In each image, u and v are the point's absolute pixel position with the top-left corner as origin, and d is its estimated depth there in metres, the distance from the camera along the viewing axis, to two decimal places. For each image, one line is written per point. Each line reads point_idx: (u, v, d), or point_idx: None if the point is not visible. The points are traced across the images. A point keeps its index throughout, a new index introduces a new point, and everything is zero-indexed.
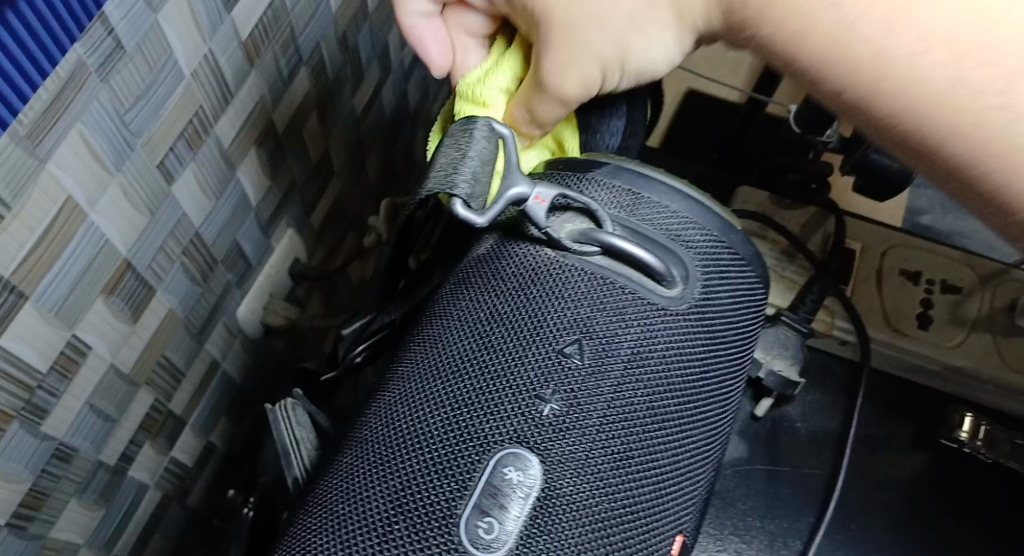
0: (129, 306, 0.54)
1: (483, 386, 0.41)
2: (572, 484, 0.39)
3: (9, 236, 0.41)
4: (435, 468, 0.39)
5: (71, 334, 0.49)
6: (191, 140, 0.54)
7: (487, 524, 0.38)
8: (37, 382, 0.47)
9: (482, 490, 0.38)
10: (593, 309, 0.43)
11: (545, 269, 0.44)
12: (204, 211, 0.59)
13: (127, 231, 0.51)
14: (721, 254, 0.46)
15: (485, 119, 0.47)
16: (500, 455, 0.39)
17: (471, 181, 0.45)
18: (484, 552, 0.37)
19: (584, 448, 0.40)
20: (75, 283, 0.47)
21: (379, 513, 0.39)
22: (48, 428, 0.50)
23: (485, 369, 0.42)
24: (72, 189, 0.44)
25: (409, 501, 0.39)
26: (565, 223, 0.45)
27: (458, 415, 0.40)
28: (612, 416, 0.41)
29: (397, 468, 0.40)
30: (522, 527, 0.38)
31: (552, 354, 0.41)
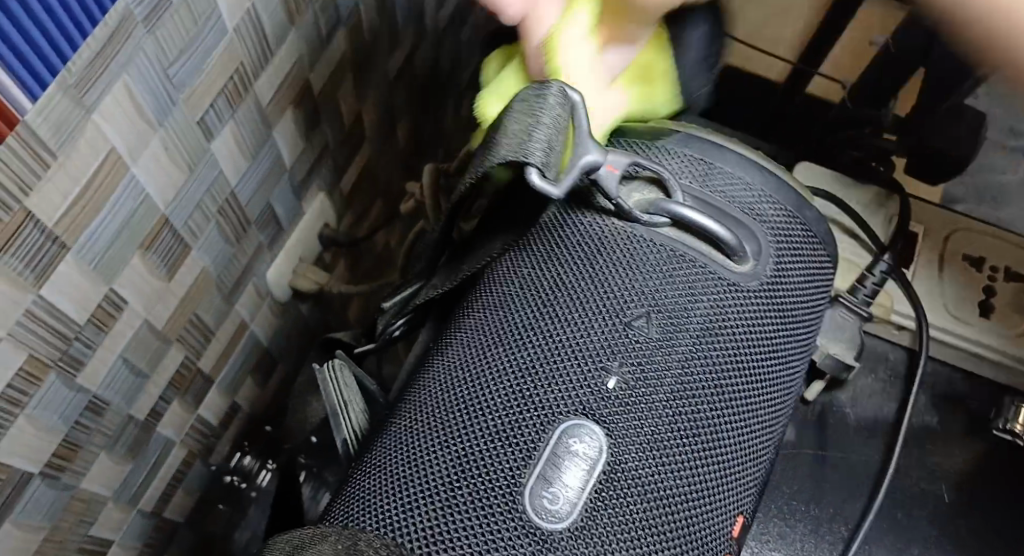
0: (165, 263, 0.54)
1: (550, 357, 0.42)
2: (637, 459, 0.40)
3: (55, 186, 0.41)
4: (500, 435, 0.40)
5: (108, 288, 0.48)
6: (231, 96, 0.54)
7: (552, 494, 0.38)
8: (73, 336, 0.47)
9: (547, 460, 0.39)
10: (662, 284, 0.43)
11: (614, 241, 0.44)
12: (240, 169, 0.59)
13: (167, 187, 0.50)
14: (795, 230, 0.47)
15: (559, 83, 0.44)
16: (565, 426, 0.40)
17: (544, 149, 0.43)
18: (549, 522, 0.38)
19: (649, 423, 0.41)
20: (114, 236, 0.47)
21: (443, 477, 0.40)
22: (82, 381, 0.50)
23: (552, 339, 0.42)
24: (115, 141, 0.44)
25: (474, 468, 0.40)
26: (632, 192, 0.45)
27: (525, 384, 0.41)
28: (677, 391, 0.41)
29: (463, 433, 0.41)
30: (587, 499, 0.39)
31: (619, 327, 0.42)
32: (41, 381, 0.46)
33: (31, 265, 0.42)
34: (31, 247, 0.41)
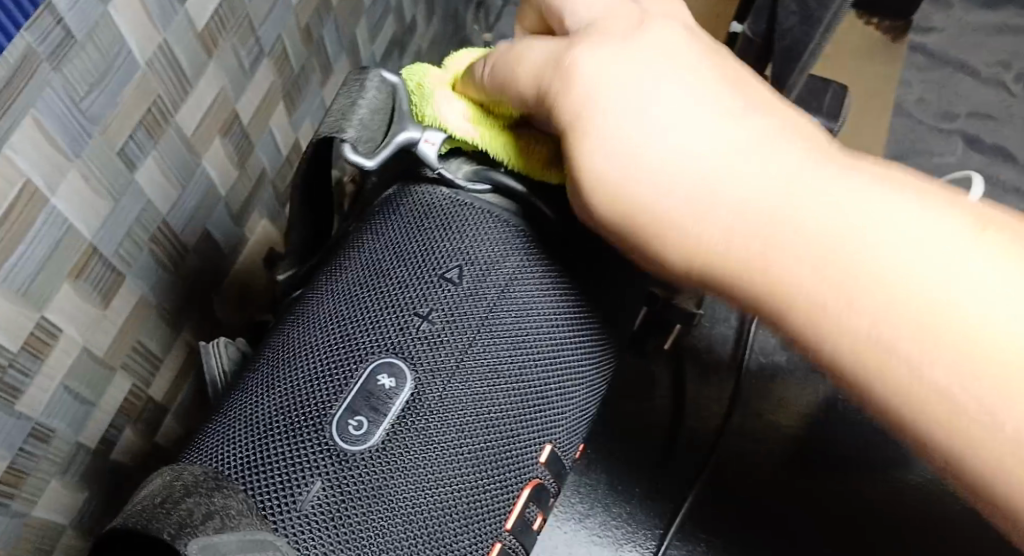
0: (98, 291, 0.56)
1: (376, 306, 0.51)
2: (440, 389, 0.49)
3: None
4: (323, 374, 0.48)
5: (39, 316, 0.51)
6: (151, 127, 0.57)
7: (358, 422, 0.47)
8: (5, 363, 0.50)
9: (357, 393, 0.47)
10: (476, 243, 0.53)
11: (440, 206, 0.55)
12: (169, 198, 0.61)
13: (91, 217, 0.53)
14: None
15: (376, 71, 0.57)
16: (376, 362, 0.48)
17: (359, 127, 0.55)
18: (353, 444, 0.46)
19: (451, 359, 0.49)
20: (41, 265, 0.50)
21: (270, 417, 0.47)
22: (22, 407, 0.52)
23: (380, 289, 0.52)
24: (30, 173, 0.47)
25: (299, 406, 0.47)
26: (460, 165, 0.57)
27: (353, 330, 0.50)
28: (480, 328, 0.51)
29: (297, 382, 0.48)
30: (388, 429, 0.47)
31: (435, 275, 0.52)
32: None
33: None
34: None
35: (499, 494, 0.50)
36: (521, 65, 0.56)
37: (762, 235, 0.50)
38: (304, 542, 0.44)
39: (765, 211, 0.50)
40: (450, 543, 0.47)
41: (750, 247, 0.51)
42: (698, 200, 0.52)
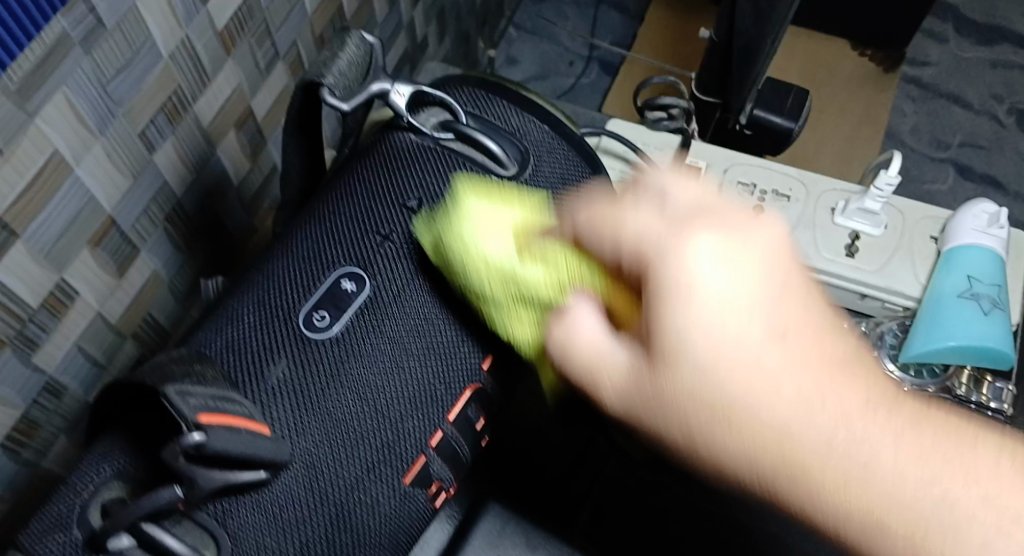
0: (115, 261, 0.61)
1: (344, 225, 0.55)
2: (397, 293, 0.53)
3: (2, 178, 0.49)
4: (295, 275, 0.53)
5: (60, 277, 0.56)
6: (170, 116, 0.62)
7: (324, 314, 0.51)
8: (27, 318, 0.54)
9: (322, 292, 0.52)
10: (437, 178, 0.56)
11: (406, 148, 0.58)
12: (183, 182, 0.67)
13: (111, 190, 0.58)
14: (554, 146, 0.60)
15: (357, 32, 0.59)
16: (340, 270, 0.53)
17: (336, 76, 0.57)
18: (316, 333, 0.51)
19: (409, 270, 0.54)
20: (64, 230, 0.55)
21: (247, 311, 0.52)
22: (40, 361, 0.57)
23: (350, 213, 0.55)
24: (59, 145, 0.52)
25: (269, 301, 0.52)
26: (430, 116, 0.59)
27: (324, 243, 0.54)
28: None
29: (277, 280, 0.53)
30: (346, 322, 0.52)
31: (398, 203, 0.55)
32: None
33: None
34: None
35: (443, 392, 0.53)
36: (596, 236, 0.50)
37: (792, 454, 0.44)
38: (269, 409, 0.49)
39: (796, 451, 0.44)
40: (396, 425, 0.51)
41: (781, 424, 0.44)
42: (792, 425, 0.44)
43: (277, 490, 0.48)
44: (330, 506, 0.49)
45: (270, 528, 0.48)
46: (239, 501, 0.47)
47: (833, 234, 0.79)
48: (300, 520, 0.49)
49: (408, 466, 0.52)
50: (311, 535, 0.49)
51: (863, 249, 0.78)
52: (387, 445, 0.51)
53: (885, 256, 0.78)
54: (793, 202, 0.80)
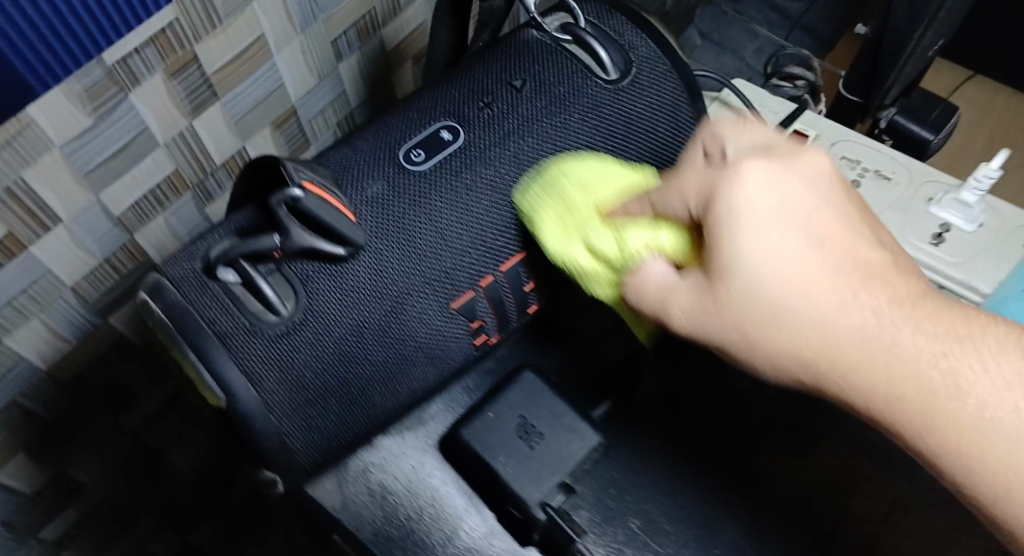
0: (287, 147, 0.71)
1: (460, 89, 0.59)
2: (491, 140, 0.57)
3: (217, 44, 0.57)
4: (410, 117, 0.58)
5: (241, 145, 0.65)
6: (359, 33, 0.70)
7: (423, 152, 0.56)
8: (208, 172, 0.64)
9: (427, 134, 0.57)
10: (548, 68, 0.60)
11: (525, 43, 0.62)
12: (359, 97, 0.75)
13: (298, 84, 0.67)
14: (659, 64, 0.62)
15: None
16: (444, 121, 0.57)
17: None
18: (414, 165, 0.56)
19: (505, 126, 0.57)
20: (253, 105, 0.64)
21: (361, 140, 0.57)
22: (210, 211, 0.66)
23: (467, 81, 0.60)
24: (267, 31, 0.60)
25: (384, 134, 0.57)
26: (552, 20, 0.63)
27: (442, 99, 0.59)
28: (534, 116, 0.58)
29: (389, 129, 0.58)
30: (442, 160, 0.56)
31: (507, 81, 0.59)
32: (182, 192, 0.63)
33: (190, 96, 0.58)
34: (193, 83, 0.57)
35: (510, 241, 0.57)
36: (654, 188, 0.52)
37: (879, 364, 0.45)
38: (356, 212, 0.54)
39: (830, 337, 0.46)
40: (460, 254, 0.55)
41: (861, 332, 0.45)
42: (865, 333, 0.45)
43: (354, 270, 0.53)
44: (390, 300, 0.54)
45: (340, 300, 0.52)
46: (320, 272, 0.52)
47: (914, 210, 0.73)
48: (363, 303, 0.53)
49: (458, 292, 0.56)
50: (367, 319, 0.53)
51: (952, 242, 0.71)
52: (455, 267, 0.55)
53: (973, 252, 0.71)
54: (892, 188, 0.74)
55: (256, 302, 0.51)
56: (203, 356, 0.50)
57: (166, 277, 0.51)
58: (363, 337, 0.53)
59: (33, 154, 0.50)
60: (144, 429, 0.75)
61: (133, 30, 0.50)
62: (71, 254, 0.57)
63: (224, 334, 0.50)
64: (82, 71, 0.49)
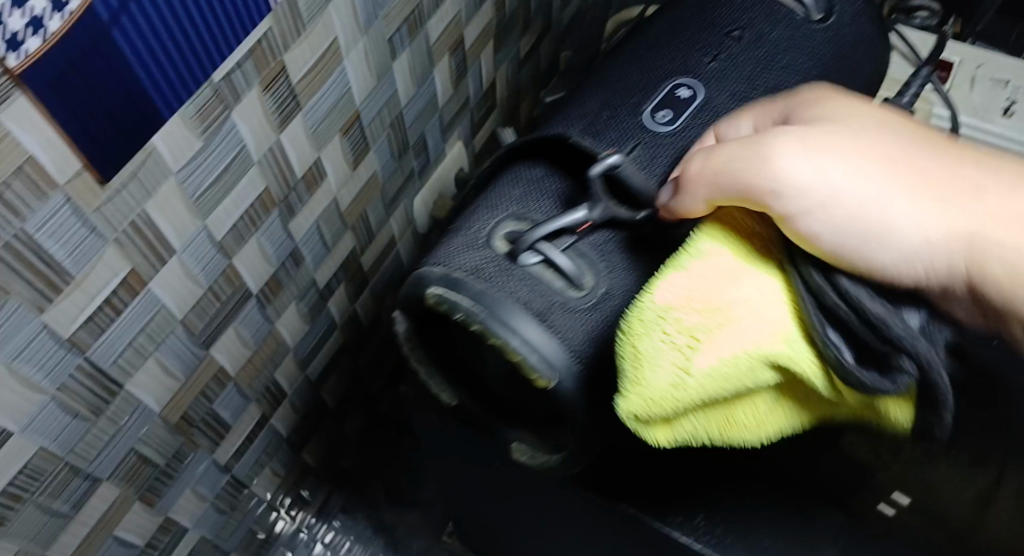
0: (353, 153, 0.68)
1: (672, 50, 0.57)
2: (723, 97, 0.55)
3: (301, 51, 0.55)
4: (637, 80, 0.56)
5: (318, 156, 0.63)
6: (409, 29, 0.67)
7: (667, 113, 0.53)
8: (291, 187, 0.62)
9: (662, 96, 0.54)
10: (753, 20, 0.58)
11: None
12: (409, 95, 0.73)
13: (362, 88, 0.65)
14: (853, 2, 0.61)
15: None
16: (673, 84, 0.55)
17: None
18: (661, 126, 0.53)
19: (733, 91, 0.55)
20: (328, 112, 0.62)
21: (594, 107, 0.54)
22: (292, 228, 0.65)
23: (674, 43, 0.57)
24: (338, 32, 0.58)
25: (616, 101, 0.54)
26: None
27: (657, 61, 0.57)
28: (754, 76, 0.56)
29: (618, 89, 0.56)
30: (689, 118, 0.53)
31: (707, 47, 0.57)
32: (269, 211, 0.61)
33: (278, 110, 0.55)
34: (282, 95, 0.55)
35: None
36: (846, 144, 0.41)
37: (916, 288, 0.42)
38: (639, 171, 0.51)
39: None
40: None
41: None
42: None
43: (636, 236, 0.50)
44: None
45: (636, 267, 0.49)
46: (606, 245, 0.50)
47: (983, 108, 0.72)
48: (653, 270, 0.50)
49: None
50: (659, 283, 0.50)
51: None
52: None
53: None
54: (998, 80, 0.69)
55: (557, 280, 0.48)
56: (527, 330, 0.46)
57: (451, 269, 0.48)
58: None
59: (153, 183, 0.48)
60: (232, 461, 0.76)
61: (237, 44, 0.48)
62: (180, 284, 0.55)
63: (539, 312, 0.46)
64: (195, 94, 0.47)
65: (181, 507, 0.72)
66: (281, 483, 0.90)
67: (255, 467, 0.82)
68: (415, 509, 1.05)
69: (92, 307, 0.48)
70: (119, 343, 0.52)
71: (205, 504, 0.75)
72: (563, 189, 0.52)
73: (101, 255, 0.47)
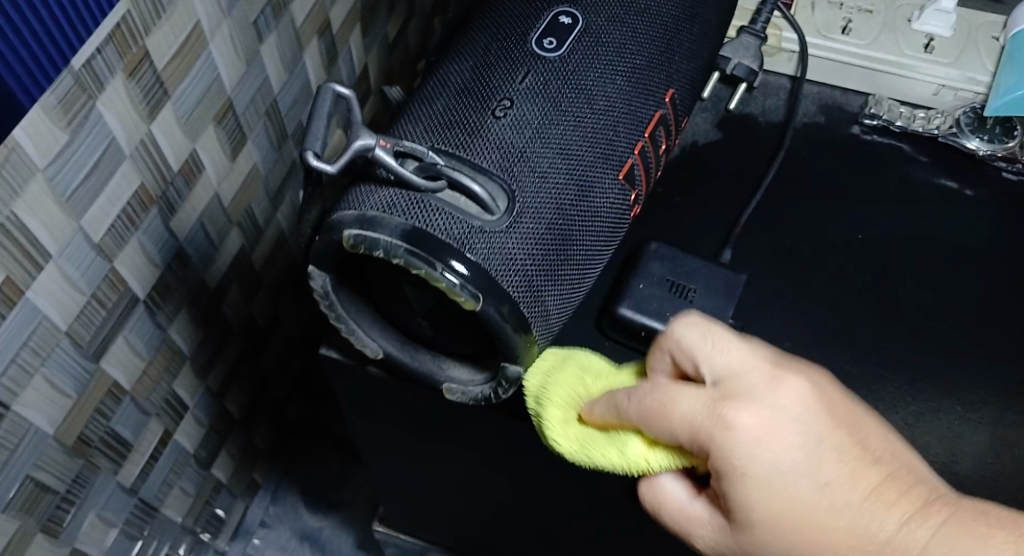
0: (230, 143, 0.66)
1: None
2: (604, 21, 0.50)
3: (163, 34, 0.53)
4: (510, 16, 0.51)
5: (193, 147, 0.61)
6: (274, 11, 0.65)
7: (553, 39, 0.49)
8: (169, 181, 0.59)
9: (541, 27, 0.49)
10: None
11: None
12: (281, 82, 0.71)
13: (231, 74, 0.63)
14: None
15: None
16: (551, 14, 0.50)
17: None
18: (546, 55, 0.48)
19: (610, 10, 0.50)
20: (198, 101, 0.59)
21: (471, 56, 0.49)
22: (176, 225, 0.63)
23: None
24: (201, 15, 0.56)
25: (493, 47, 0.49)
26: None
27: None
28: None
29: (501, 21, 0.50)
30: (570, 48, 0.48)
31: None
32: (149, 208, 0.58)
33: (146, 99, 0.53)
34: (148, 82, 0.53)
35: (658, 82, 0.51)
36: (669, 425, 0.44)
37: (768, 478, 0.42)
38: (525, 112, 0.46)
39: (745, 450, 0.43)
40: (614, 128, 0.48)
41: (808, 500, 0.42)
42: (775, 474, 0.42)
43: (526, 140, 0.45)
44: (579, 177, 0.47)
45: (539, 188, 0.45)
46: (505, 157, 0.45)
47: (914, 40, 0.69)
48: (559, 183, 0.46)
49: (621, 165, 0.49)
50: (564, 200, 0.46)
51: None
52: (625, 116, 0.49)
53: None
54: (875, 15, 0.70)
55: (465, 203, 0.44)
56: (455, 265, 0.42)
57: (364, 209, 0.43)
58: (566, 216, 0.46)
59: (19, 182, 0.45)
60: (138, 482, 0.72)
61: (95, 27, 0.46)
62: (62, 291, 0.52)
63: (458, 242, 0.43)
64: (55, 81, 0.45)
65: (89, 535, 0.68)
66: (193, 505, 0.86)
67: (164, 489, 0.78)
68: (338, 511, 1.04)
69: None
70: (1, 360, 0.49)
71: (114, 530, 0.72)
72: (450, 105, 0.47)
73: None
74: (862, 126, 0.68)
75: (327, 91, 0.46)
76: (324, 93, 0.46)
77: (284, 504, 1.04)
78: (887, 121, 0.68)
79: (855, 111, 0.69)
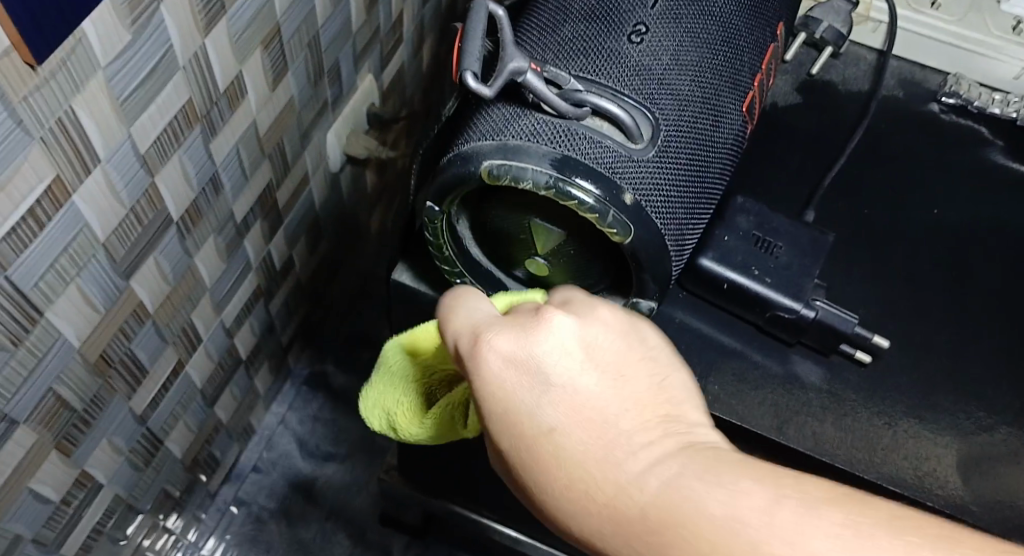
0: (272, 72, 0.65)
1: None
2: None
3: None
4: None
5: (239, 70, 0.59)
6: None
7: None
8: (214, 101, 0.58)
9: None
10: None
11: None
12: (326, 15, 0.70)
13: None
14: None
15: None
16: None
17: None
18: None
19: None
20: (249, 23, 0.58)
21: None
22: (214, 149, 0.61)
23: None
24: None
25: None
26: None
27: None
28: None
29: None
30: None
31: None
32: (193, 127, 0.57)
33: (205, 10, 0.52)
34: None
35: (766, 20, 0.56)
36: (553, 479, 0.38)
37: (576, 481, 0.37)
38: (662, 34, 0.50)
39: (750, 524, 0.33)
40: (736, 58, 0.53)
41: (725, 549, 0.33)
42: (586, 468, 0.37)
43: (660, 62, 0.49)
44: (707, 101, 0.51)
45: (681, 112, 0.49)
46: (643, 80, 0.48)
47: (1003, 23, 0.78)
48: (692, 108, 0.50)
49: (742, 95, 0.54)
50: (699, 130, 0.50)
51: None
52: (747, 47, 0.54)
53: None
54: None
55: (610, 130, 0.47)
56: (578, 182, 0.45)
57: (504, 140, 0.46)
58: (699, 142, 0.50)
59: (81, 76, 0.44)
60: (148, 411, 0.71)
61: None
62: (103, 200, 0.51)
63: (612, 167, 0.46)
64: None
65: (97, 459, 0.67)
66: (194, 442, 0.85)
67: (170, 421, 0.77)
68: (335, 464, 1.03)
69: (17, 216, 0.44)
70: (40, 264, 0.48)
71: (121, 458, 0.70)
72: (582, 31, 0.50)
73: (27, 154, 0.43)
74: (941, 105, 0.76)
75: (483, 10, 0.48)
76: (474, 13, 0.48)
77: (278, 451, 1.03)
78: (964, 101, 0.75)
79: (933, 90, 0.77)
